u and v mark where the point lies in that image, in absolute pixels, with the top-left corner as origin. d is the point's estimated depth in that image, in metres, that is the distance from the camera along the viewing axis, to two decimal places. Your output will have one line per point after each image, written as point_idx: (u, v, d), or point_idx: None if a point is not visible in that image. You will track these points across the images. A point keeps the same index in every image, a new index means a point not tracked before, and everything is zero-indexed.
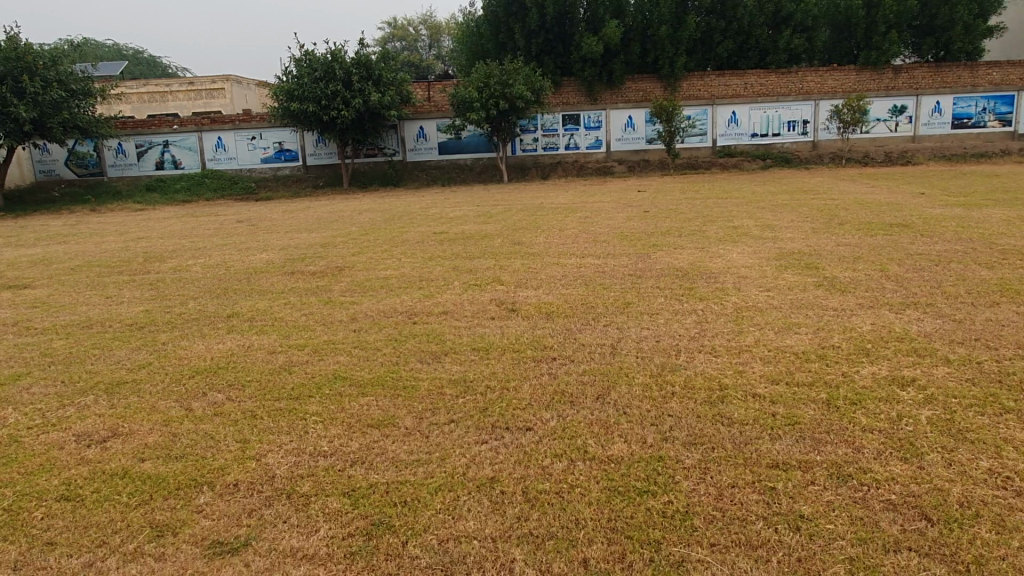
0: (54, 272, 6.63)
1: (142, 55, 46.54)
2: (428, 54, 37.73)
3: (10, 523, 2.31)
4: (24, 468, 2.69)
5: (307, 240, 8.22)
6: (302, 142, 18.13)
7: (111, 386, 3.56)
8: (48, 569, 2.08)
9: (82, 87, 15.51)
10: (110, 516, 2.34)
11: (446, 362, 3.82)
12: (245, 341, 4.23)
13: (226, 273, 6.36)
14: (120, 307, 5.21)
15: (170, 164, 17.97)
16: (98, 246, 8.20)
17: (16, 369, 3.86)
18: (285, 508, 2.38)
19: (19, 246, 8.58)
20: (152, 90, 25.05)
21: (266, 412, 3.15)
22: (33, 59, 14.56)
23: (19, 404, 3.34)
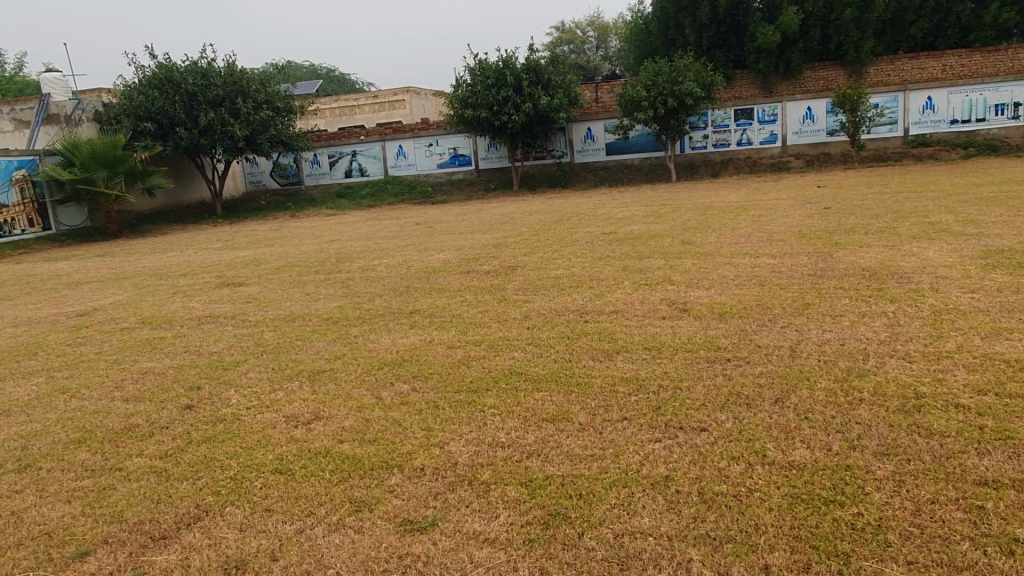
0: (264, 272, 7.41)
1: (334, 73, 50.69)
2: (596, 55, 37.73)
3: (236, 490, 2.65)
4: (245, 443, 3.06)
5: (480, 241, 8.55)
6: (475, 148, 18.85)
7: (313, 374, 3.94)
8: (267, 532, 2.35)
9: (285, 106, 17.22)
10: (316, 490, 2.61)
11: (619, 360, 3.85)
12: (426, 336, 4.50)
13: (408, 272, 6.78)
14: (318, 303, 5.73)
15: (357, 172, 19.37)
16: (298, 248, 9.06)
17: (236, 357, 4.38)
18: (468, 493, 2.53)
19: (234, 248, 9.66)
20: (342, 105, 27.18)
21: (448, 403, 3.35)
22: (247, 82, 16.34)
23: (239, 387, 3.80)
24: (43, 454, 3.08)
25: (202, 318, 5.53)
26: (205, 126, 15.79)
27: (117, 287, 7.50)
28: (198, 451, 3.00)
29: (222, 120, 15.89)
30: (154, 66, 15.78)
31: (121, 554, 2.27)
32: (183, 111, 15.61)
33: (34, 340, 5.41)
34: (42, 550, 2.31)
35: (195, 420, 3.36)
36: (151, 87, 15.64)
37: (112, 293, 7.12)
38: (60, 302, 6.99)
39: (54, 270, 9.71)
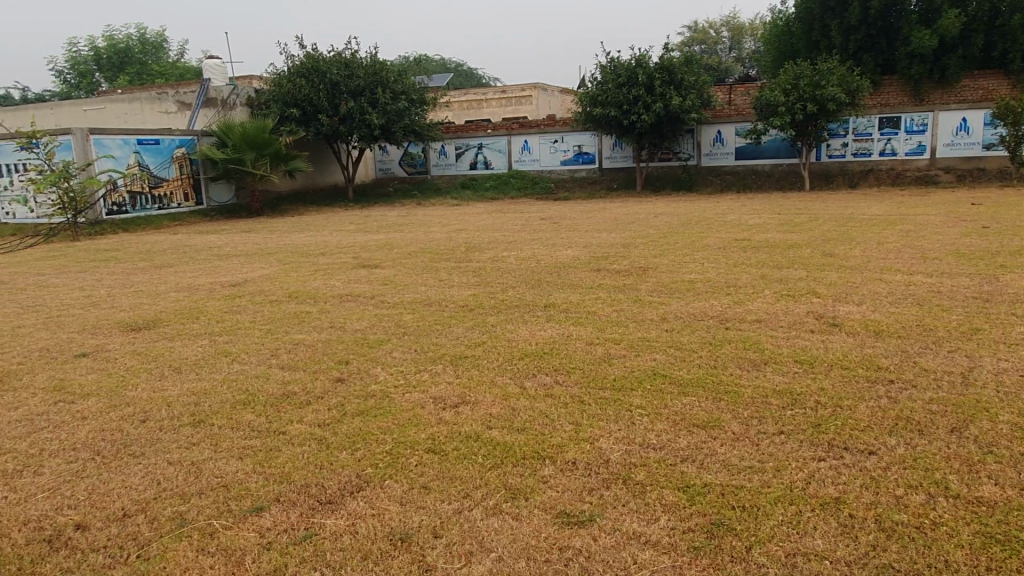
0: (397, 256, 7.66)
1: (463, 67, 51.74)
2: (728, 57, 36.65)
3: (394, 464, 2.72)
4: (397, 419, 3.14)
5: (608, 240, 8.47)
6: (600, 146, 18.68)
7: (456, 358, 4.02)
8: (427, 509, 2.39)
9: (419, 97, 17.72)
10: (471, 472, 2.64)
11: (768, 371, 3.69)
12: (564, 330, 4.49)
13: (538, 265, 6.80)
14: (453, 290, 5.84)
15: (482, 165, 19.70)
16: (428, 235, 9.30)
17: (380, 335, 4.54)
18: (623, 492, 2.48)
19: (367, 232, 10.05)
20: (470, 99, 27.73)
21: (593, 399, 3.32)
22: (386, 73, 16.92)
23: (386, 364, 3.93)
24: (213, 412, 3.37)
25: (343, 296, 5.78)
26: (345, 114, 16.49)
27: (263, 261, 7.97)
28: (353, 423, 3.12)
29: (361, 109, 16.56)
30: (303, 55, 16.64)
31: (292, 513, 2.39)
32: (326, 100, 16.39)
33: (195, 306, 5.84)
34: (222, 501, 2.48)
35: (348, 393, 3.50)
36: (299, 75, 16.51)
37: (260, 267, 7.58)
38: (213, 272, 7.51)
39: (205, 242, 10.45)
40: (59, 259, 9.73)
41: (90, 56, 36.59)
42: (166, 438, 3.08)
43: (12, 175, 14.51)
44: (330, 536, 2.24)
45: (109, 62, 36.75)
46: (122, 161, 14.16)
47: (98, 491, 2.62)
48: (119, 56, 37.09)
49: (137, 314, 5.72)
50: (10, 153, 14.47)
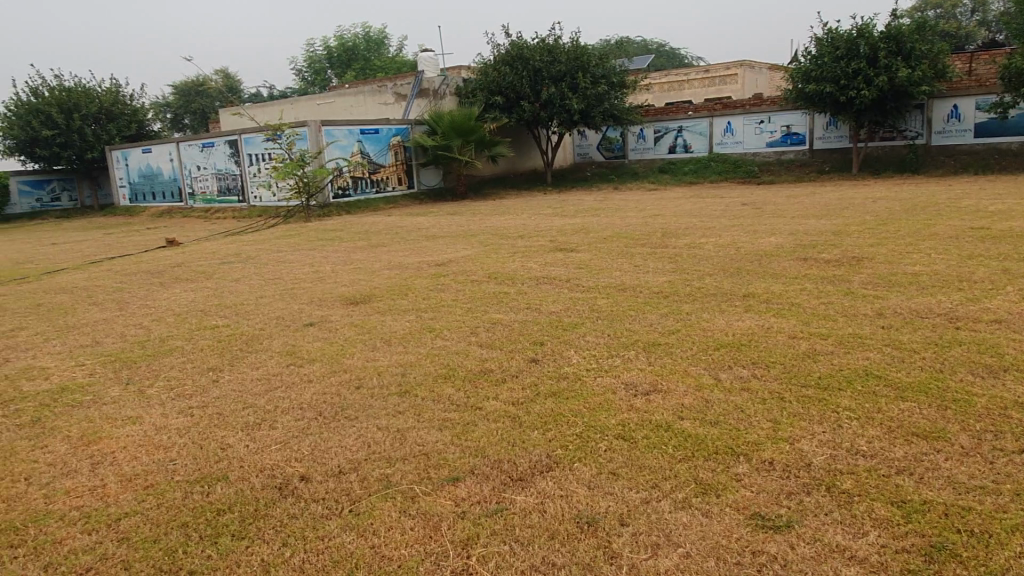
0: (592, 240, 7.68)
1: (665, 47, 50.46)
2: (969, 21, 32.42)
3: (583, 448, 2.74)
4: (588, 404, 3.16)
5: (817, 227, 7.88)
6: (812, 126, 17.32)
7: (649, 344, 3.96)
8: (614, 496, 2.39)
9: (620, 80, 17.52)
10: (661, 463, 2.59)
11: (1009, 380, 3.22)
12: (766, 322, 4.25)
13: (738, 253, 6.50)
14: (648, 276, 5.75)
15: (681, 148, 19.16)
16: (623, 220, 9.23)
17: (573, 318, 4.59)
18: (826, 500, 2.31)
19: (563, 216, 10.19)
20: (672, 79, 27.04)
21: (794, 397, 3.11)
22: (588, 58, 16.95)
23: (579, 348, 3.97)
24: (418, 383, 3.62)
25: (539, 278, 5.91)
26: (546, 100, 16.80)
27: (466, 243, 8.38)
28: (545, 405, 3.19)
29: (562, 95, 16.75)
30: (508, 44, 17.19)
31: (485, 486, 2.50)
32: (528, 86, 16.82)
33: (405, 283, 6.29)
34: (423, 469, 2.66)
35: (542, 373, 3.59)
36: (504, 64, 17.11)
37: (463, 248, 7.98)
38: (421, 252, 8.03)
39: (415, 224, 11.20)
40: (294, 238, 10.93)
41: (323, 55, 40.69)
42: (377, 405, 3.36)
43: (259, 163, 16.51)
44: (520, 512, 2.31)
45: (339, 60, 40.53)
46: (347, 148, 15.59)
47: (319, 447, 2.92)
48: (347, 53, 40.65)
49: (355, 288, 6.28)
50: (258, 143, 16.45)
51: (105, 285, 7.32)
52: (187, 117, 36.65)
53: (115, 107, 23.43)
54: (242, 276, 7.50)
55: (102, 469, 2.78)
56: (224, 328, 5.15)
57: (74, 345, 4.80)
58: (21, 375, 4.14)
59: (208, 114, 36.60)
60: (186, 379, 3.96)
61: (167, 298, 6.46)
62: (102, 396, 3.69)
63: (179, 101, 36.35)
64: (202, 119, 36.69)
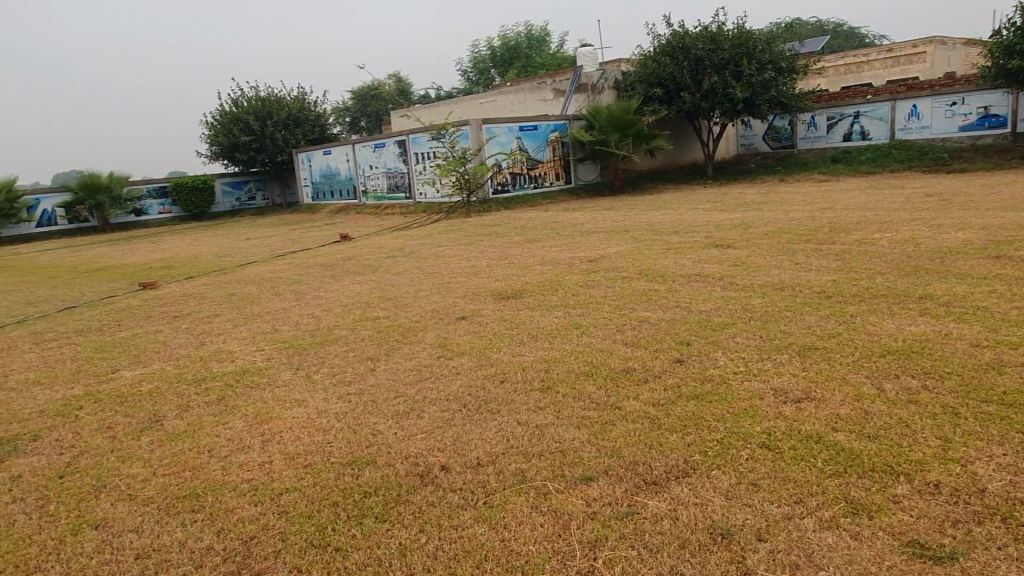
0: (752, 236, 7.32)
1: (843, 27, 46.96)
2: None
3: (723, 455, 2.64)
4: (732, 409, 3.03)
5: (1018, 220, 6.98)
6: (1016, 106, 15.28)
7: (804, 348, 3.72)
8: (753, 508, 2.28)
9: (789, 65, 16.45)
10: (807, 477, 2.43)
11: None
12: (943, 328, 3.85)
13: (917, 250, 5.92)
14: (810, 275, 5.40)
15: (858, 135, 17.76)
16: (787, 215, 8.71)
17: (724, 319, 4.41)
18: (1000, 532, 2.05)
19: (722, 211, 9.80)
20: (849, 62, 25.18)
21: (971, 413, 2.79)
22: (754, 43, 16.10)
23: (727, 349, 3.81)
24: (560, 380, 3.66)
25: (692, 276, 5.72)
26: (707, 90, 16.24)
27: (620, 239, 8.30)
28: (687, 407, 3.10)
29: (725, 83, 16.07)
30: (669, 34, 16.83)
31: (618, 488, 2.48)
32: (689, 76, 16.38)
33: (556, 279, 6.34)
34: (558, 466, 2.68)
35: (686, 374, 3.50)
36: (664, 54, 16.83)
37: (616, 244, 7.91)
38: (575, 248, 8.06)
39: (570, 220, 11.24)
40: (454, 233, 11.37)
41: (488, 56, 41.92)
42: (518, 400, 3.43)
43: (425, 162, 17.33)
44: (651, 518, 2.27)
45: (502, 59, 41.55)
46: (506, 145, 16.02)
47: (461, 439, 3.02)
48: (510, 52, 41.60)
49: (507, 284, 6.42)
50: (424, 142, 17.27)
51: (286, 277, 8.02)
52: (363, 120, 39.17)
53: (300, 113, 25.58)
54: (404, 270, 7.91)
55: (270, 447, 3.06)
56: (384, 320, 5.46)
57: (255, 332, 5.30)
58: (212, 357, 4.64)
59: (382, 117, 38.90)
60: (347, 367, 4.25)
61: (337, 290, 6.96)
62: (276, 379, 4.06)
63: (357, 105, 38.94)
64: (376, 122, 39.08)
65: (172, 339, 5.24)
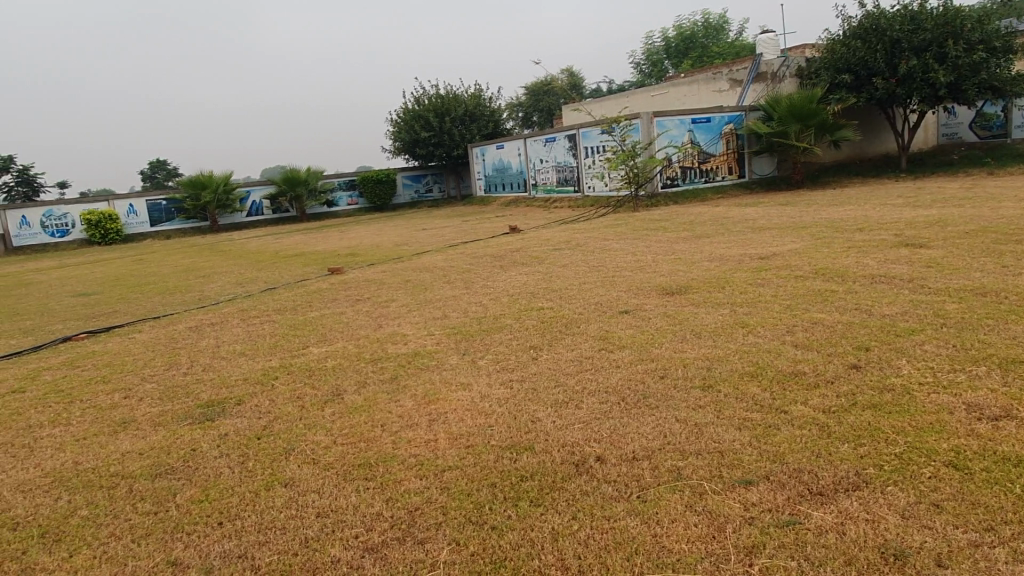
0: (951, 235, 6.64)
1: None
2: None
3: (901, 470, 2.45)
4: (914, 422, 2.80)
5: None
6: None
7: (1006, 362, 3.33)
8: (932, 531, 2.10)
9: (1004, 45, 14.63)
10: (1000, 503, 2.20)
11: None
12: None
13: None
14: (1020, 279, 4.82)
15: None
16: (994, 211, 7.81)
17: (910, 324, 4.05)
18: None
19: (916, 207, 8.97)
20: None
21: None
22: (961, 22, 14.47)
23: (913, 357, 3.51)
24: (723, 379, 3.56)
25: (877, 276, 5.30)
26: (904, 75, 14.89)
27: (796, 236, 7.85)
28: (861, 416, 2.90)
29: (925, 67, 14.61)
30: (862, 15, 15.62)
31: (780, 495, 2.38)
32: (883, 61, 15.12)
33: (724, 276, 6.14)
34: (717, 467, 2.62)
35: (862, 382, 3.26)
36: (855, 37, 15.64)
37: (791, 241, 7.50)
38: (747, 245, 7.73)
39: (743, 215, 10.79)
40: (621, 228, 11.30)
41: (662, 47, 41.11)
42: (678, 397, 3.38)
43: (594, 156, 17.35)
44: (814, 529, 2.16)
45: (677, 50, 40.59)
46: (677, 138, 15.78)
47: (617, 432, 3.03)
48: (686, 42, 40.50)
49: (674, 279, 6.31)
50: (594, 136, 17.29)
51: (458, 266, 8.39)
52: (536, 114, 39.90)
53: (476, 108, 26.49)
54: (570, 263, 8.00)
55: (437, 426, 3.24)
56: (548, 311, 5.58)
57: (428, 318, 5.61)
58: (388, 339, 4.98)
59: (554, 111, 39.39)
60: (510, 355, 4.39)
61: (504, 280, 7.18)
62: (444, 363, 4.28)
63: (530, 100, 39.71)
64: (548, 116, 39.64)
65: (355, 321, 5.69)
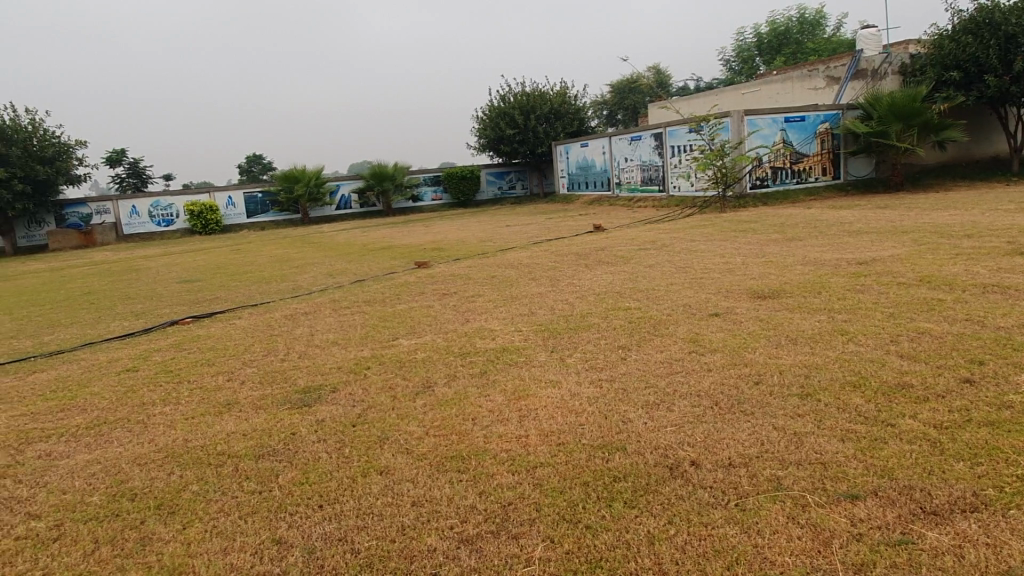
0: None
1: None
2: None
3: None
4: None
5: None
6: None
7: None
8: None
9: None
10: None
11: None
12: None
13: None
14: None
15: None
16: None
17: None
18: None
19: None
20: None
21: None
22: None
23: None
24: (823, 388, 3.42)
25: (990, 286, 4.99)
26: (1019, 72, 13.95)
27: (897, 240, 7.48)
28: (977, 434, 2.73)
29: None
30: (975, 8, 14.72)
31: (890, 512, 2.26)
32: (996, 57, 14.21)
33: (820, 281, 5.91)
34: (820, 478, 2.52)
35: (978, 398, 3.07)
36: (965, 32, 14.80)
37: (892, 246, 7.15)
38: (844, 249, 7.42)
39: (838, 218, 10.36)
40: (707, 228, 11.05)
41: (754, 44, 40.04)
42: (775, 404, 3.27)
43: (681, 155, 17.02)
44: (929, 550, 2.05)
45: (770, 47, 39.40)
46: (769, 138, 15.31)
47: (713, 437, 2.96)
48: (779, 38, 39.23)
49: (766, 283, 6.12)
50: (681, 135, 16.98)
51: (542, 264, 8.40)
52: (621, 113, 39.57)
53: (562, 106, 26.42)
54: (657, 263, 7.88)
55: (527, 423, 3.25)
56: (636, 310, 5.51)
57: (515, 314, 5.64)
58: (476, 333, 5.03)
59: (640, 110, 38.91)
60: (599, 354, 4.36)
61: (590, 279, 7.14)
62: (532, 359, 4.29)
63: (616, 99, 39.37)
64: (633, 114, 39.22)
65: (442, 315, 5.77)
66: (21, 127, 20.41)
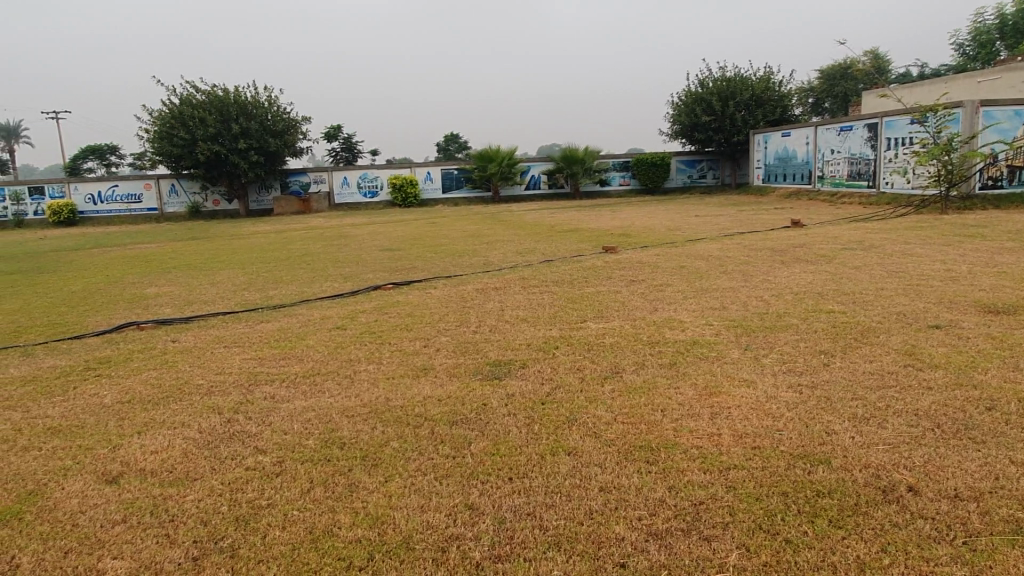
0: None
1: None
2: None
3: None
4: None
5: None
6: None
7: None
8: None
9: None
10: None
11: None
12: None
13: None
14: None
15: None
16: None
17: None
18: None
19: None
20: None
21: None
22: None
23: None
24: None
25: None
26: None
27: None
28: None
29: None
30: None
31: None
32: None
33: None
34: None
35: None
36: None
37: None
38: None
39: None
40: (924, 231, 10.00)
41: (995, 25, 35.34)
42: (1012, 434, 2.87)
43: (898, 148, 15.51)
44: None
45: (1015, 28, 34.60)
46: (1009, 133, 13.51)
47: (935, 462, 2.66)
48: None
49: (1000, 296, 5.40)
50: (900, 126, 15.44)
51: (735, 257, 8.04)
52: (829, 100, 36.76)
53: (764, 93, 25.04)
54: (865, 265, 7.24)
55: (719, 421, 3.11)
56: (841, 314, 5.09)
57: (705, 306, 5.43)
58: (665, 323, 4.91)
59: (852, 97, 35.87)
60: (799, 357, 4.08)
61: (788, 277, 6.71)
62: (725, 355, 4.11)
63: (825, 85, 36.65)
64: (843, 103, 36.28)
65: (630, 301, 5.71)
66: (260, 104, 23.01)
